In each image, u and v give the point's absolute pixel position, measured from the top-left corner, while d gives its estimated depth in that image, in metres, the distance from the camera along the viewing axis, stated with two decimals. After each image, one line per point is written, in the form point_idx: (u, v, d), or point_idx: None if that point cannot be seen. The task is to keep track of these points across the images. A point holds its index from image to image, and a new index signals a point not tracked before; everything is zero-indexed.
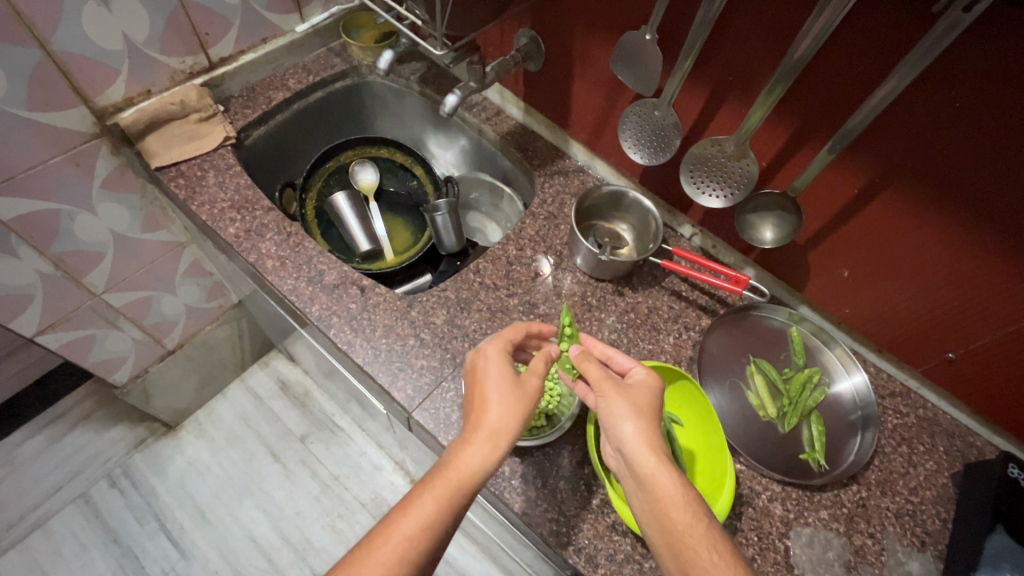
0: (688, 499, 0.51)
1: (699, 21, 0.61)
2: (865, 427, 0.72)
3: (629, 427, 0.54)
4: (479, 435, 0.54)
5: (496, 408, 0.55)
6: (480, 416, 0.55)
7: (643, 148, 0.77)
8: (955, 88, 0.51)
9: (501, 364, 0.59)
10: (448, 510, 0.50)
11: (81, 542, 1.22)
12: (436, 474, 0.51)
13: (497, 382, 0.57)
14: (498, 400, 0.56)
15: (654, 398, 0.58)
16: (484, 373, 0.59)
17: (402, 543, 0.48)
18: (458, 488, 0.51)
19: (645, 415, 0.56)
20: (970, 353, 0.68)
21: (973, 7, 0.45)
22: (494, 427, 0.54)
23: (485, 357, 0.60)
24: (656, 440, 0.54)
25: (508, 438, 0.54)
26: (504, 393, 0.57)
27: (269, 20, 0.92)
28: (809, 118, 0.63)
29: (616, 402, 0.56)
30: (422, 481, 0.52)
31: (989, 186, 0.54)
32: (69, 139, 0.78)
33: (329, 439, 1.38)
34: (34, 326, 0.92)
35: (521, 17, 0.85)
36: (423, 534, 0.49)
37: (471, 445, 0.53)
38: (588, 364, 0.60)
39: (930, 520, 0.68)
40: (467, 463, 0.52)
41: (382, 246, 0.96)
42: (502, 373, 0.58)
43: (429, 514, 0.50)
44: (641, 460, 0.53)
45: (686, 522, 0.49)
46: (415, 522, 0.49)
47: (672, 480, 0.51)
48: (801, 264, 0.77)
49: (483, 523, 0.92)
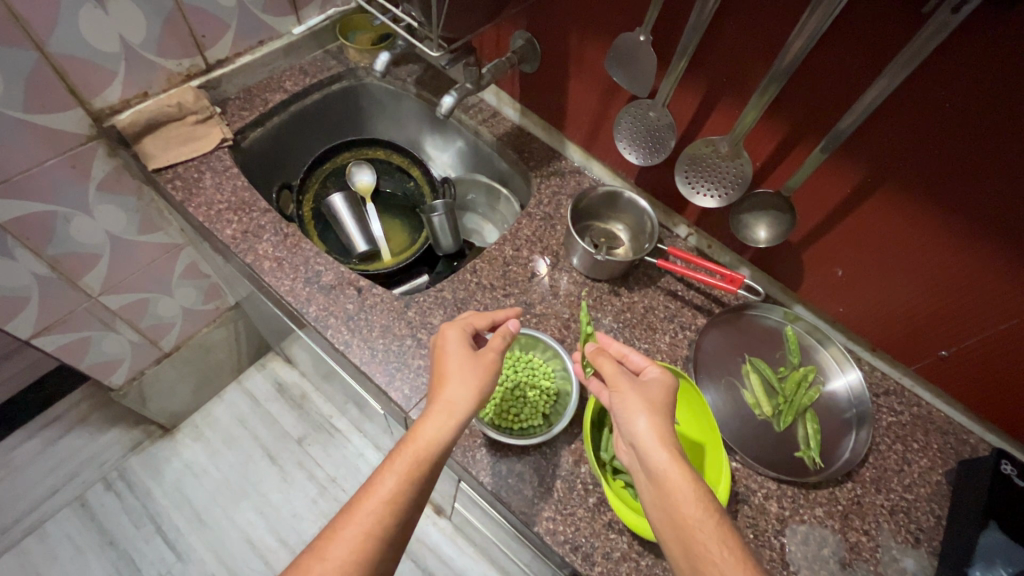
0: (701, 494, 0.50)
1: (693, 23, 0.62)
2: (860, 425, 0.72)
3: (642, 422, 0.55)
4: (436, 408, 0.55)
5: (452, 382, 0.56)
6: (437, 390, 0.56)
7: (638, 148, 0.78)
8: (948, 87, 0.52)
9: (459, 341, 0.60)
10: (410, 485, 0.51)
11: (76, 546, 1.22)
12: (397, 449, 0.52)
13: (453, 357, 0.58)
14: (455, 374, 0.57)
15: (667, 394, 0.58)
16: (443, 352, 0.59)
17: (367, 520, 0.49)
18: (418, 460, 0.52)
19: (660, 410, 0.56)
20: (965, 350, 0.69)
21: (962, 8, 0.45)
22: (451, 399, 0.55)
23: (445, 336, 0.61)
24: (669, 436, 0.54)
25: (467, 409, 0.55)
26: (460, 364, 0.57)
27: (265, 22, 0.92)
28: (803, 119, 0.64)
29: (631, 398, 0.56)
30: (384, 459, 0.53)
31: (982, 184, 0.55)
32: (66, 140, 0.78)
33: (326, 441, 1.38)
34: (29, 328, 0.92)
35: (515, 19, 0.85)
36: (392, 514, 0.50)
37: (429, 417, 0.54)
38: (602, 360, 0.60)
39: (924, 517, 0.68)
40: (424, 436, 0.53)
41: (379, 246, 0.96)
42: (460, 349, 0.59)
43: (393, 490, 0.50)
44: (655, 455, 0.53)
45: (697, 518, 0.49)
46: (379, 499, 0.50)
47: (684, 476, 0.51)
48: (795, 263, 0.78)
49: (481, 524, 0.92)
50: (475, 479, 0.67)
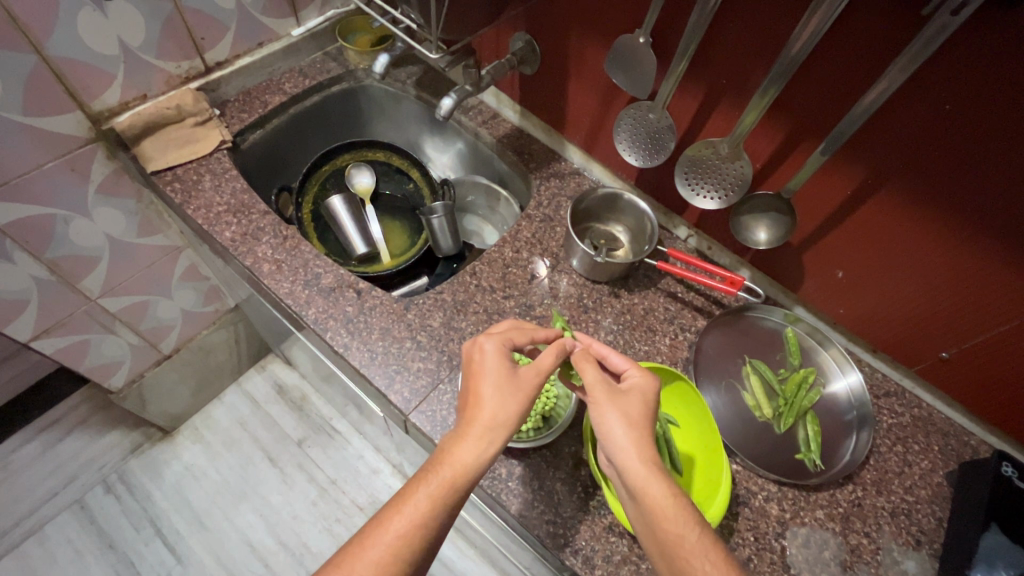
0: (682, 509, 0.50)
1: (692, 26, 0.62)
2: (860, 427, 0.72)
3: (620, 434, 0.54)
4: (474, 430, 0.53)
5: (490, 405, 0.54)
6: (473, 410, 0.54)
7: (638, 150, 0.79)
8: (949, 90, 0.52)
9: (498, 359, 0.58)
10: (441, 508, 0.50)
11: (76, 548, 1.22)
12: (429, 470, 0.51)
13: (490, 375, 0.56)
14: (493, 396, 0.55)
15: (645, 405, 0.57)
16: (481, 370, 0.57)
17: (394, 542, 0.48)
18: (451, 485, 0.50)
19: (638, 424, 0.55)
20: (965, 352, 0.69)
21: (961, 11, 0.45)
22: (489, 423, 0.53)
23: (483, 350, 0.59)
24: (647, 449, 0.53)
25: (504, 433, 0.54)
26: (500, 386, 0.56)
27: (263, 24, 0.92)
28: (802, 121, 0.64)
29: (608, 413, 0.55)
30: (414, 479, 0.51)
31: (982, 187, 0.55)
32: (64, 143, 0.78)
33: (326, 443, 1.38)
34: (28, 331, 0.92)
35: (515, 21, 0.85)
36: (416, 532, 0.49)
37: (465, 440, 0.53)
38: (585, 367, 0.59)
39: (925, 519, 0.68)
40: (459, 460, 0.51)
41: (378, 248, 0.96)
42: (498, 367, 0.57)
43: (422, 511, 0.49)
44: (632, 471, 0.52)
45: (678, 532, 0.49)
46: (407, 520, 0.49)
47: (666, 491, 0.51)
48: (795, 265, 0.78)
49: (481, 526, 0.92)
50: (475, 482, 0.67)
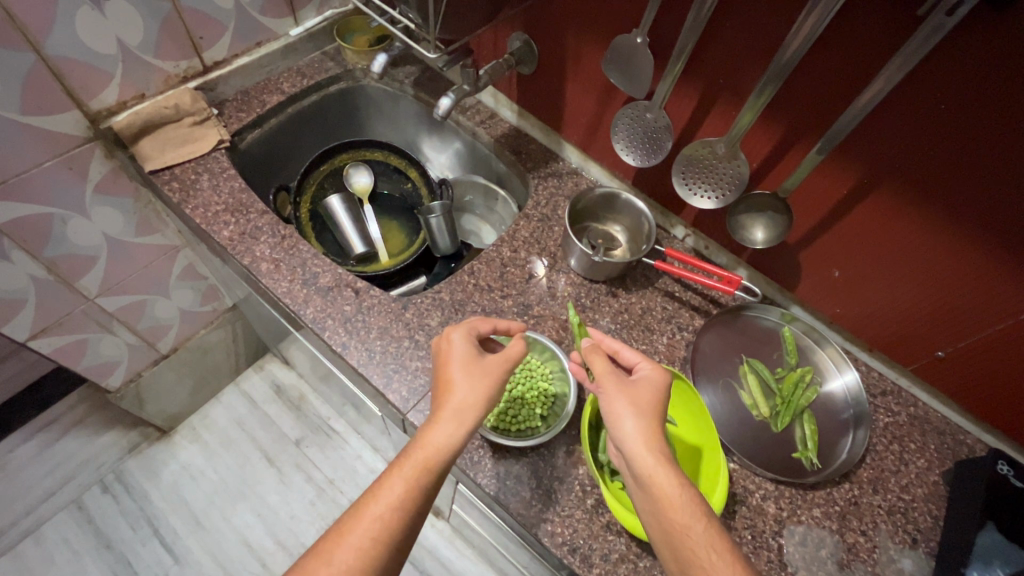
0: (688, 498, 0.50)
1: (690, 26, 0.62)
2: (857, 426, 0.72)
3: (629, 424, 0.54)
4: (446, 413, 0.53)
5: (460, 388, 0.55)
6: (445, 395, 0.55)
7: (635, 149, 0.78)
8: (943, 90, 0.52)
9: (464, 345, 0.59)
10: (418, 491, 0.50)
11: (73, 549, 1.21)
12: (404, 455, 0.51)
13: (458, 362, 0.57)
14: (462, 380, 0.56)
15: (656, 394, 0.57)
16: (450, 357, 0.58)
17: (372, 526, 0.48)
18: (426, 468, 0.51)
19: (647, 412, 0.55)
20: (960, 351, 0.69)
21: (956, 11, 0.45)
22: (460, 406, 0.54)
23: (449, 340, 0.60)
24: (653, 438, 0.54)
25: (474, 415, 0.54)
26: (468, 370, 0.56)
27: (262, 24, 0.92)
28: (799, 121, 0.64)
29: (617, 400, 0.56)
30: (390, 464, 0.52)
31: (977, 186, 0.55)
32: (62, 142, 0.78)
33: (324, 443, 1.38)
34: (26, 331, 0.92)
35: (512, 21, 0.85)
36: (398, 517, 0.49)
37: (438, 423, 0.53)
38: (595, 358, 0.60)
39: (922, 518, 0.68)
40: (432, 443, 0.52)
41: (376, 248, 0.96)
42: (466, 353, 0.58)
43: (400, 495, 0.49)
44: (640, 460, 0.52)
45: (684, 521, 0.49)
46: (385, 505, 0.49)
47: (673, 479, 0.51)
48: (792, 264, 0.78)
49: (479, 525, 0.92)
50: (472, 481, 0.67)
